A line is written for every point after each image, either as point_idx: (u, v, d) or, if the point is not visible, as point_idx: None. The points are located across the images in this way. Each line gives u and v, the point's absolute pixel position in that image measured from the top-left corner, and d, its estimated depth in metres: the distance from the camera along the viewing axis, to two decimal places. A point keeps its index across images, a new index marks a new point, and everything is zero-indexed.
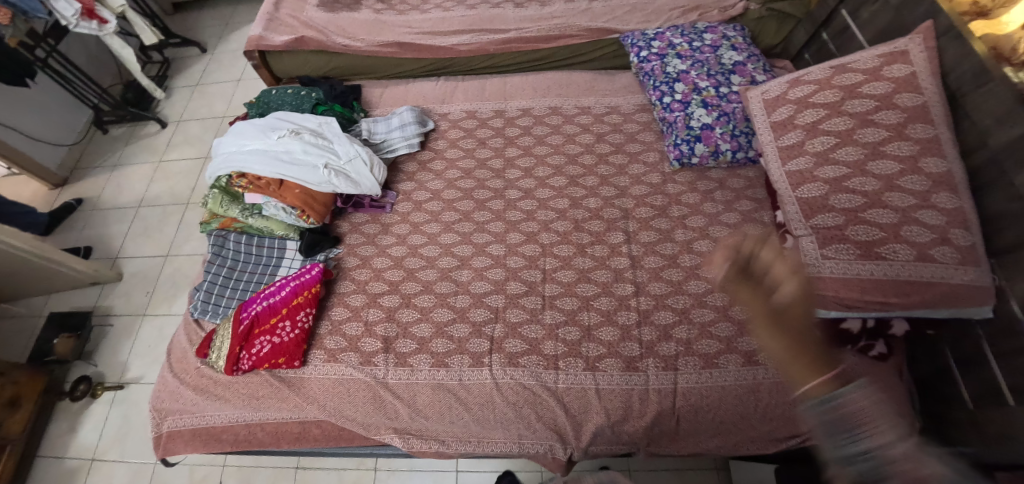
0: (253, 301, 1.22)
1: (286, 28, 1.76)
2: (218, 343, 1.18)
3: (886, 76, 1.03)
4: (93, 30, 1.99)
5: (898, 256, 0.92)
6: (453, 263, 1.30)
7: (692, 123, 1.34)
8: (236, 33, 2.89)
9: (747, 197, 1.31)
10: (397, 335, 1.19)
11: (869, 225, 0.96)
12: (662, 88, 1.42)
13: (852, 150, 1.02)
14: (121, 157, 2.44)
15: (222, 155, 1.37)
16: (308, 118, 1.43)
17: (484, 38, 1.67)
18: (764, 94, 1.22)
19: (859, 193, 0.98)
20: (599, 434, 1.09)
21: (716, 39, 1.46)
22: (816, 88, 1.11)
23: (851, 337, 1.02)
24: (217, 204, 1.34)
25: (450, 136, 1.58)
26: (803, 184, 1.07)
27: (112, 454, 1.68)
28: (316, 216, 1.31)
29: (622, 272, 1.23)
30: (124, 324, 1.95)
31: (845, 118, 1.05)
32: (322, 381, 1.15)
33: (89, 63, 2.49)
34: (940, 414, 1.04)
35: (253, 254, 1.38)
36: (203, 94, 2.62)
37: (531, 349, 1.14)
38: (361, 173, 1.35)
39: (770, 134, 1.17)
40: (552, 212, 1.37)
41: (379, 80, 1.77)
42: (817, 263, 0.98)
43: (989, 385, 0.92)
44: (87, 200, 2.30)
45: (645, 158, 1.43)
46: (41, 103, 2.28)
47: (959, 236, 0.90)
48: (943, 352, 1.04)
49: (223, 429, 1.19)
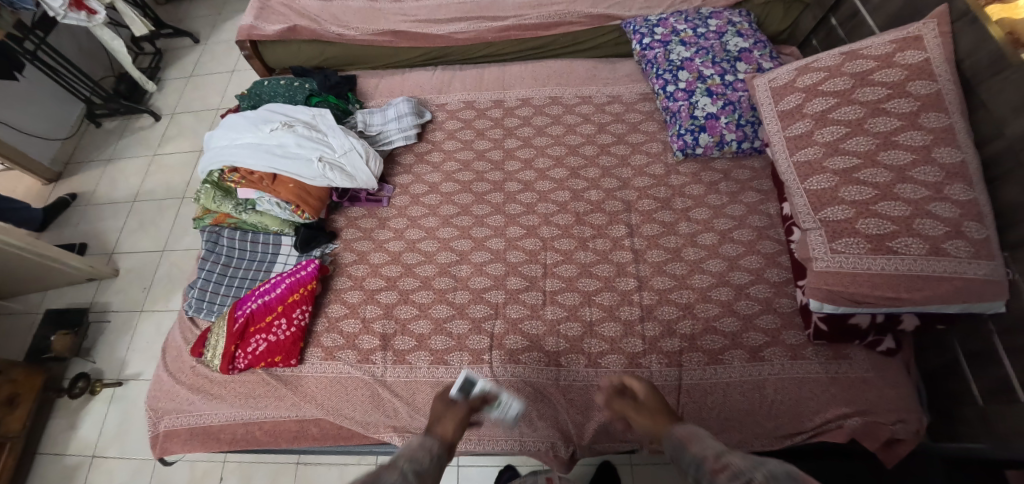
0: (247, 299, 1.19)
1: (277, 16, 1.71)
2: (213, 342, 1.16)
3: (899, 62, 0.99)
4: (82, 21, 1.94)
5: (910, 250, 0.89)
6: (451, 258, 1.27)
7: (696, 113, 1.31)
8: (229, 22, 2.83)
9: (752, 188, 1.28)
10: (395, 332, 1.17)
11: (880, 218, 0.93)
12: (665, 76, 1.38)
13: (863, 139, 0.98)
14: (114, 151, 2.40)
15: (214, 148, 1.33)
16: (301, 110, 1.39)
17: (482, 25, 1.63)
18: (771, 82, 1.18)
19: (870, 184, 0.95)
20: (603, 431, 1.07)
21: (721, 25, 1.41)
22: (826, 75, 1.07)
23: (859, 333, 0.99)
24: (210, 200, 1.31)
25: (447, 127, 1.54)
26: (812, 175, 1.03)
27: (111, 451, 1.67)
28: (311, 211, 1.28)
29: (625, 266, 1.20)
30: (121, 320, 1.93)
31: (855, 107, 1.01)
32: (319, 379, 1.14)
33: (80, 56, 2.44)
34: (948, 409, 1.02)
35: (247, 250, 1.35)
36: (196, 86, 2.58)
37: (531, 346, 1.12)
38: (357, 166, 1.32)
39: (778, 123, 1.14)
40: (552, 205, 1.33)
41: (375, 70, 1.73)
42: (826, 257, 0.95)
43: (999, 382, 0.90)
44: (81, 195, 2.27)
45: (648, 148, 1.40)
46: (32, 96, 2.23)
47: (973, 229, 0.87)
48: (952, 345, 1.01)
49: (221, 428, 1.17)
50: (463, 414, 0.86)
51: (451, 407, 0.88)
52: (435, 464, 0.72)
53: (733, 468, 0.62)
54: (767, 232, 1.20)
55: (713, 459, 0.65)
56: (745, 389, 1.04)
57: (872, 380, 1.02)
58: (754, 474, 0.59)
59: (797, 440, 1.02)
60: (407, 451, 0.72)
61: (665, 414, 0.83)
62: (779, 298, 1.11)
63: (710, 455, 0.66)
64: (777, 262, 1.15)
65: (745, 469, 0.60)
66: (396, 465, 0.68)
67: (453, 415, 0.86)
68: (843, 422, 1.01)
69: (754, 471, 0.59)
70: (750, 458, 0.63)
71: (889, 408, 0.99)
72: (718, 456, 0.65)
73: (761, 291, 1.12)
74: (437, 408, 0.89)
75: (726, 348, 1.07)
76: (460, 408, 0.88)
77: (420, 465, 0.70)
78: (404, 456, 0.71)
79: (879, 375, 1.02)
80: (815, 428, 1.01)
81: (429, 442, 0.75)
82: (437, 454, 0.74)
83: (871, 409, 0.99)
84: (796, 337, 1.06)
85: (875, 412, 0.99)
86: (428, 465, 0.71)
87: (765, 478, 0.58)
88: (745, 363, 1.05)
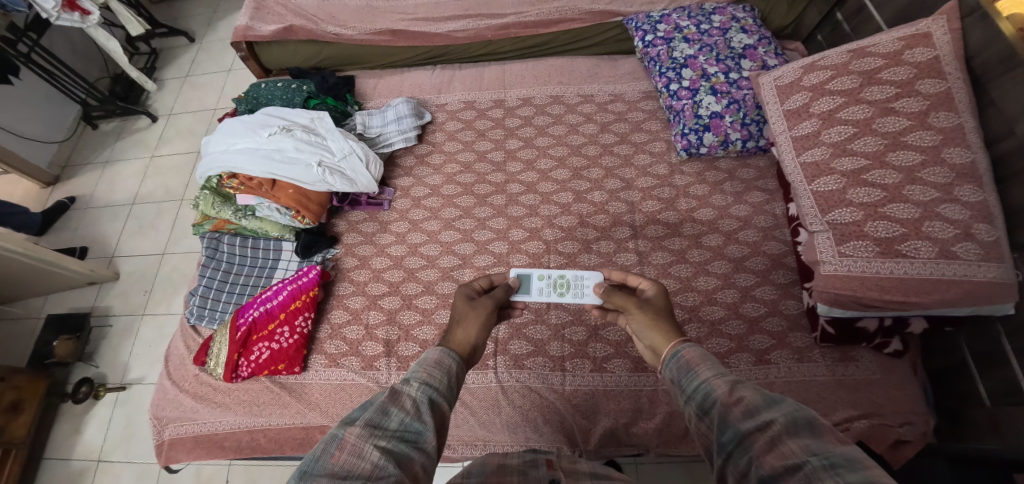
0: (249, 307, 1.19)
1: (273, 16, 1.68)
2: (216, 350, 1.15)
3: (908, 60, 0.97)
4: (76, 22, 1.90)
5: (919, 254, 0.88)
6: (454, 262, 1.26)
7: (701, 112, 1.29)
8: (224, 21, 2.79)
9: (758, 188, 1.26)
10: (399, 338, 1.16)
11: (889, 221, 0.91)
12: (668, 74, 1.36)
13: (871, 140, 0.97)
14: (112, 153, 2.38)
15: (211, 154, 1.31)
16: (300, 113, 1.37)
17: (481, 23, 1.60)
18: (776, 80, 1.16)
19: (879, 186, 0.94)
20: (609, 436, 1.07)
21: (724, 21, 1.39)
22: (833, 73, 1.06)
23: (865, 336, 0.99)
24: (209, 206, 1.30)
25: (447, 129, 1.52)
26: (818, 176, 1.02)
27: (117, 455, 1.68)
28: (312, 216, 1.27)
29: (629, 268, 1.19)
30: (123, 324, 1.93)
31: (863, 106, 0.99)
32: (323, 386, 1.13)
33: (75, 56, 2.41)
34: (955, 410, 1.01)
35: (248, 257, 1.34)
36: (192, 86, 2.55)
37: (535, 351, 1.11)
38: (357, 170, 1.31)
39: (783, 123, 1.12)
40: (555, 207, 1.32)
41: (373, 70, 1.70)
42: (833, 261, 0.94)
43: (1008, 383, 0.90)
44: (80, 199, 2.25)
45: (651, 148, 1.38)
46: (28, 100, 2.21)
47: (983, 231, 0.85)
48: (958, 346, 1.01)
49: (225, 436, 1.17)
50: (486, 321, 0.76)
51: (475, 307, 0.77)
52: (452, 382, 0.64)
53: (748, 404, 0.56)
54: (772, 233, 1.19)
55: (725, 392, 0.59)
56: None
57: (878, 383, 1.01)
58: (772, 414, 0.54)
59: None
60: (421, 369, 0.63)
61: (669, 325, 0.73)
62: (785, 300, 1.10)
63: (722, 386, 0.59)
64: (783, 263, 1.14)
65: (761, 408, 0.55)
66: (407, 390, 0.59)
67: (473, 319, 0.75)
68: (850, 424, 0.99)
69: (771, 413, 0.54)
70: (767, 395, 0.57)
71: (895, 409, 0.98)
72: (732, 390, 0.59)
73: (767, 293, 1.11)
74: (459, 307, 0.78)
75: (731, 351, 1.06)
76: (483, 310, 0.78)
77: (434, 388, 0.61)
78: (417, 376, 0.61)
79: (885, 377, 1.01)
80: None
81: (449, 359, 0.65)
82: (454, 371, 0.65)
83: (879, 411, 0.99)
84: (802, 339, 1.06)
85: (881, 414, 0.99)
86: (443, 388, 0.62)
87: (786, 424, 0.53)
88: (751, 366, 1.05)
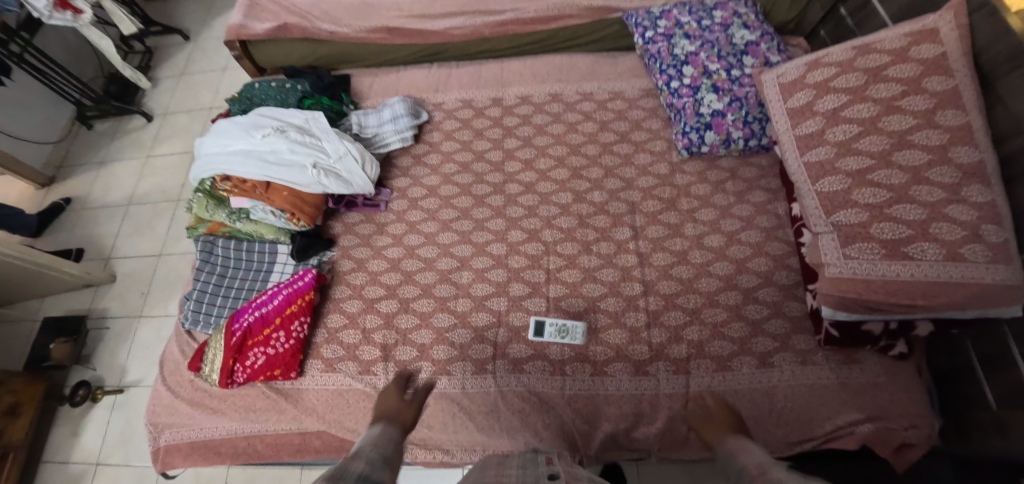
0: (244, 312, 1.17)
1: (267, 14, 1.66)
2: (211, 356, 1.13)
3: (914, 57, 0.95)
4: (68, 21, 1.87)
5: (926, 256, 0.86)
6: (452, 264, 1.24)
7: (702, 110, 1.26)
8: (220, 19, 2.76)
9: (760, 188, 1.24)
10: (397, 342, 1.15)
11: (895, 222, 0.89)
12: (669, 72, 1.34)
13: (876, 139, 0.95)
14: (107, 154, 2.36)
15: (204, 156, 1.29)
16: (294, 114, 1.35)
17: (478, 20, 1.57)
18: (779, 77, 1.14)
19: (884, 187, 0.92)
20: (609, 441, 1.05)
21: (726, 17, 1.36)
22: (838, 70, 1.03)
23: (870, 339, 0.97)
24: (202, 209, 1.28)
25: (445, 128, 1.50)
26: (823, 176, 1.00)
27: (116, 458, 1.67)
28: (307, 219, 1.25)
29: (630, 270, 1.17)
30: (120, 326, 1.91)
31: (869, 104, 0.97)
32: (319, 392, 1.12)
33: (69, 55, 2.38)
34: (960, 413, 1.00)
35: (243, 260, 1.32)
36: (188, 85, 2.52)
37: (535, 355, 1.09)
38: (352, 171, 1.29)
39: (786, 121, 1.10)
40: (554, 207, 1.30)
41: (369, 69, 1.68)
42: (838, 263, 0.93)
43: (1013, 386, 0.88)
44: (75, 200, 2.23)
45: (651, 147, 1.36)
46: (22, 100, 2.18)
47: (990, 232, 0.83)
48: (965, 349, 0.99)
49: (223, 442, 1.16)
50: (421, 402, 0.92)
51: (407, 400, 0.92)
52: (397, 448, 0.74)
53: None
54: (775, 233, 1.17)
55: None
56: (755, 397, 1.01)
57: (883, 386, 0.99)
58: None
59: (808, 446, 1.01)
60: (369, 442, 0.72)
61: None
62: (788, 302, 1.08)
63: None
64: (786, 264, 1.12)
65: None
66: (360, 454, 0.67)
67: (409, 406, 0.90)
68: (855, 428, 0.99)
69: None
70: None
71: (900, 413, 0.97)
72: None
73: (770, 295, 1.10)
74: (392, 403, 0.92)
75: (734, 355, 1.05)
76: (415, 400, 0.93)
77: (384, 451, 0.70)
78: (367, 447, 0.71)
79: (890, 380, 0.99)
80: (827, 434, 1.00)
81: (390, 432, 0.77)
82: (397, 441, 0.76)
83: (884, 414, 0.97)
84: (805, 342, 1.04)
85: (886, 418, 0.97)
86: (390, 451, 0.71)
87: None
88: (754, 370, 1.03)
